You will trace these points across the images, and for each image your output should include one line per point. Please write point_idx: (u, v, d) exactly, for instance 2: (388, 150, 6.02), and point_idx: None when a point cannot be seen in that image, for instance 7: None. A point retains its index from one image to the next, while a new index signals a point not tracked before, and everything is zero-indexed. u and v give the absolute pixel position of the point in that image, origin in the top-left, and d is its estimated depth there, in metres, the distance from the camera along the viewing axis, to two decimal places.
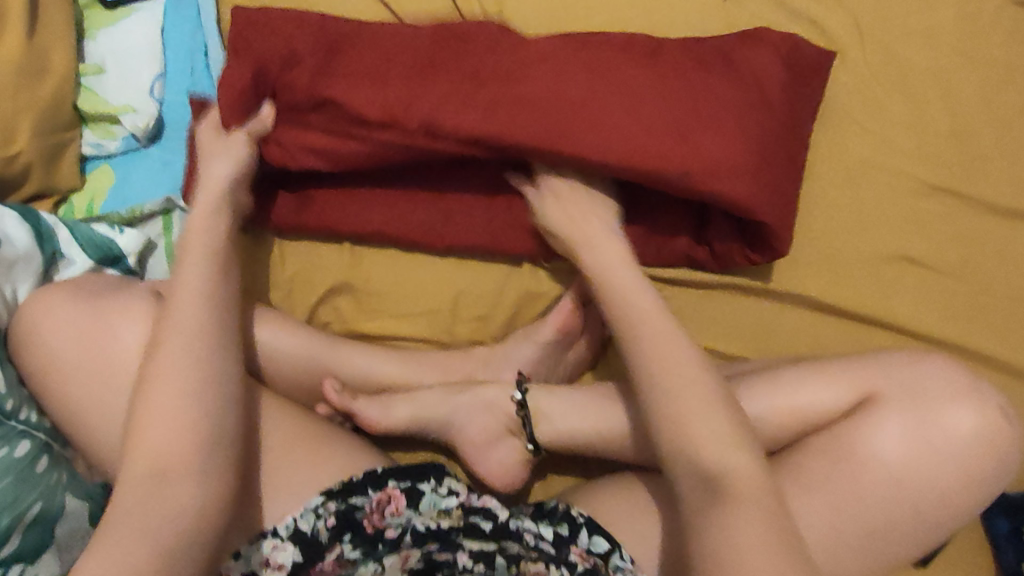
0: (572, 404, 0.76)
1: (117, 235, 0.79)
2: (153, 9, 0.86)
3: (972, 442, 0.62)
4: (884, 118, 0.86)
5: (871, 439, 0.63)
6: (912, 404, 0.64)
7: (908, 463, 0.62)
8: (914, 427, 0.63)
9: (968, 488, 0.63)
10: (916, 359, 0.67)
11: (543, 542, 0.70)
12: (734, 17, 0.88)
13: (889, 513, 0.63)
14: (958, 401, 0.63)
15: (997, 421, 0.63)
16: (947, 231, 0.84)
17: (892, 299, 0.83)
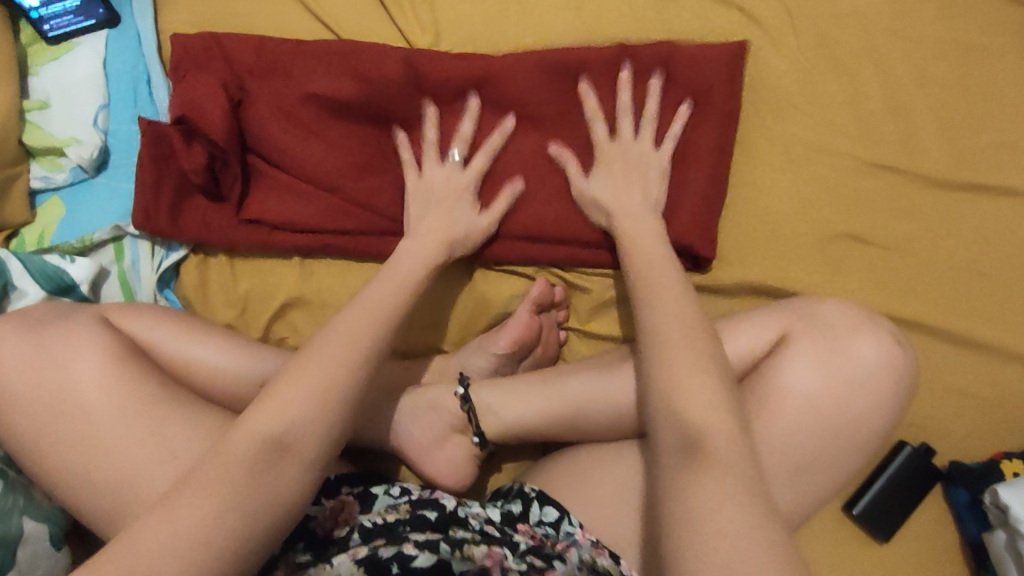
0: (514, 392, 0.79)
1: (69, 266, 0.80)
2: (96, 42, 0.88)
3: (877, 367, 0.68)
4: (819, 100, 0.86)
5: (789, 371, 0.68)
6: (821, 336, 0.70)
7: (822, 390, 0.68)
8: (823, 358, 0.68)
9: (879, 406, 0.68)
10: (820, 300, 0.74)
11: (490, 525, 0.73)
12: (663, 11, 0.89)
13: (812, 440, 0.68)
14: (861, 332, 0.70)
15: (894, 348, 0.70)
16: (888, 206, 0.84)
17: (836, 278, 0.83)
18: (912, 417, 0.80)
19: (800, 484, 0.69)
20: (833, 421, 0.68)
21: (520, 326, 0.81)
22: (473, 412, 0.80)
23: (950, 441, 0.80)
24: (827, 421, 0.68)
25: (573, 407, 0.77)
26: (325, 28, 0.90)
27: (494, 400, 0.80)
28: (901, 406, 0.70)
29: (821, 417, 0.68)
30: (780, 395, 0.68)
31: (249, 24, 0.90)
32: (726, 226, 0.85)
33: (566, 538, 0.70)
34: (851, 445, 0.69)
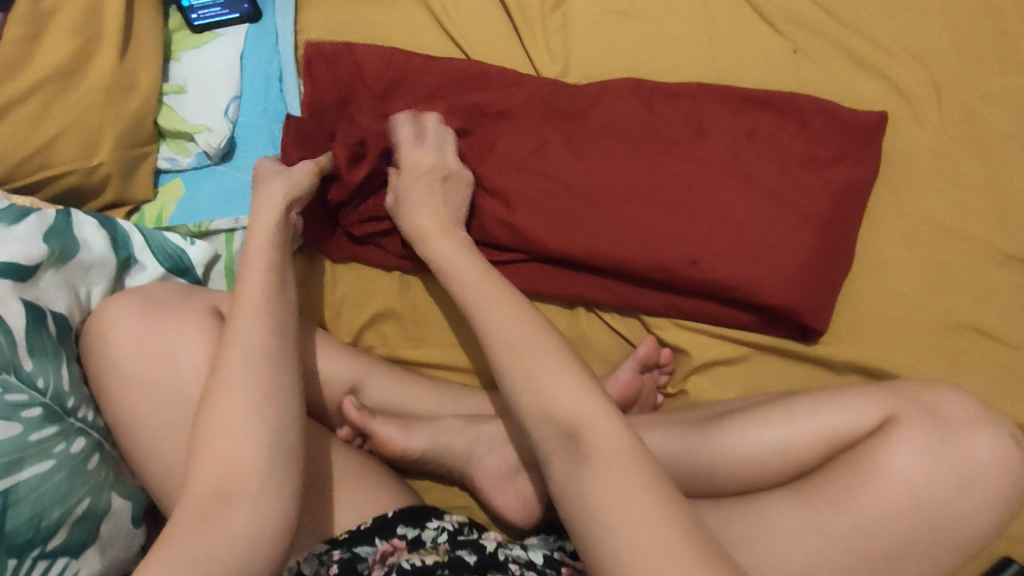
0: None
1: (188, 247, 0.82)
2: (236, 35, 0.91)
3: (990, 468, 0.63)
4: (958, 180, 0.82)
5: (891, 457, 0.64)
6: (933, 424, 0.65)
7: (927, 482, 0.62)
8: (931, 450, 0.63)
9: (986, 511, 0.63)
10: (933, 387, 0.69)
11: (532, 569, 0.70)
12: (801, 69, 0.86)
13: (909, 534, 0.62)
14: (975, 428, 0.64)
15: (1012, 451, 0.64)
16: (1019, 302, 0.79)
17: (955, 369, 0.78)
18: (1022, 532, 0.75)
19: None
20: (933, 522, 0.62)
21: (620, 383, 0.78)
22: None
23: None
24: (926, 519, 0.62)
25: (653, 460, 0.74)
26: (455, 48, 0.91)
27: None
28: (1009, 512, 0.64)
29: (921, 515, 0.62)
30: (878, 482, 0.63)
31: (382, 36, 0.92)
32: (843, 299, 0.81)
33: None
34: (953, 549, 0.63)
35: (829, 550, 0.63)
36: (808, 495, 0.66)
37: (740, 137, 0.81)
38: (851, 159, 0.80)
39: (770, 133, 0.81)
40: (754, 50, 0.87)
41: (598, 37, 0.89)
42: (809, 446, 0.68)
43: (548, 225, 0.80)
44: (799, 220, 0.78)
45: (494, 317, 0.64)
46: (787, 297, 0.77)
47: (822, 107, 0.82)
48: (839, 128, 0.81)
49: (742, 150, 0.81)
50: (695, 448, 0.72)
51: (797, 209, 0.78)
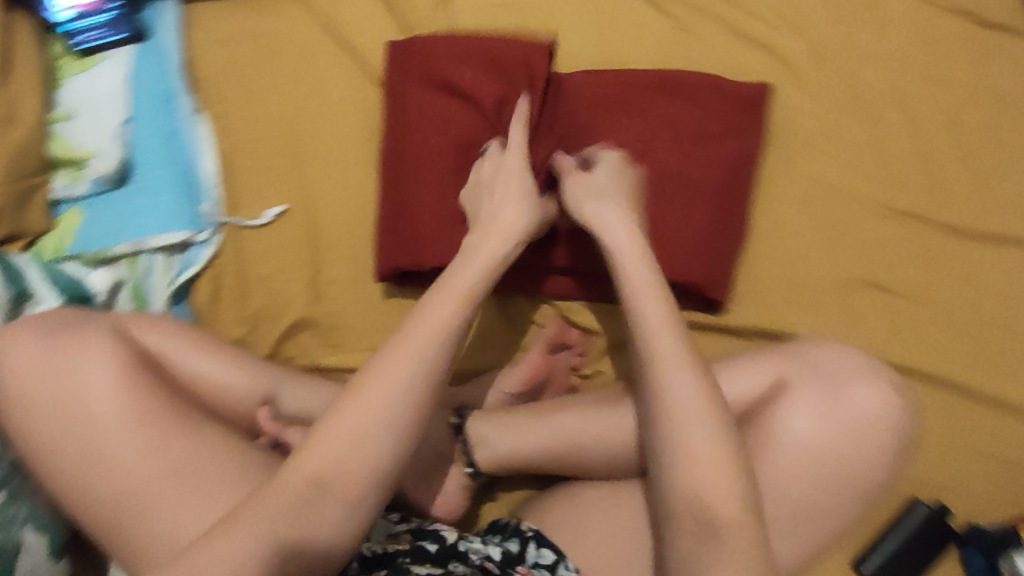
0: (511, 425, 0.78)
1: (87, 274, 0.82)
2: (124, 55, 0.89)
3: (874, 420, 0.66)
4: (845, 142, 0.84)
5: (787, 417, 0.66)
6: (820, 383, 0.67)
7: (815, 440, 0.65)
8: (821, 405, 0.66)
9: (877, 456, 0.66)
10: (823, 344, 0.71)
11: (488, 562, 0.69)
12: (688, 46, 0.88)
13: (803, 490, 0.65)
14: (859, 377, 0.67)
15: (894, 401, 0.67)
16: (910, 254, 0.82)
17: (856, 324, 0.80)
18: (928, 475, 0.78)
19: (799, 537, 0.66)
20: (830, 474, 0.65)
21: (531, 364, 0.83)
22: (467, 443, 0.78)
23: (967, 502, 0.77)
24: (822, 470, 0.65)
25: (569, 443, 0.75)
26: (349, 53, 0.91)
27: (488, 432, 0.78)
28: (897, 459, 0.67)
29: (817, 467, 0.65)
30: (776, 442, 0.66)
31: (276, 47, 0.91)
32: (746, 266, 0.83)
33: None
34: (851, 494, 0.66)
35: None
36: None
37: (635, 119, 0.83)
38: (743, 133, 0.82)
39: (663, 113, 0.83)
40: (642, 32, 0.89)
41: (489, 31, 0.90)
42: None
43: (476, 217, 0.77)
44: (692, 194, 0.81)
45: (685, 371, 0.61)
46: (684, 273, 0.79)
47: (712, 82, 0.83)
48: (728, 101, 0.82)
49: (637, 132, 0.83)
50: (607, 430, 0.74)
51: (688, 184, 0.81)
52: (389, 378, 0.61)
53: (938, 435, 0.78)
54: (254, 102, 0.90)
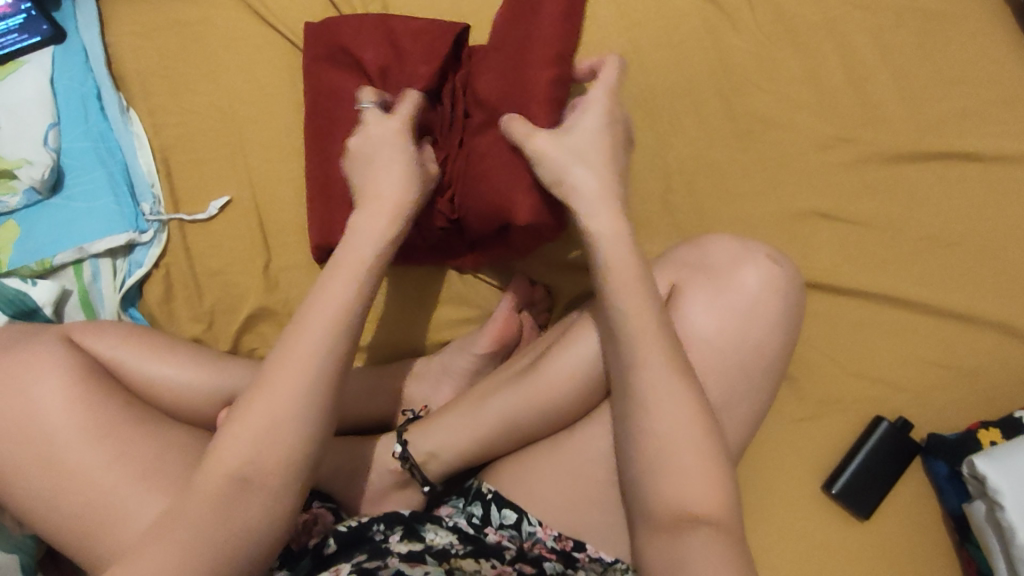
0: (448, 425, 0.73)
1: (30, 288, 0.79)
2: (43, 58, 0.87)
3: (760, 295, 0.69)
4: (780, 76, 0.85)
5: (685, 318, 0.69)
6: (706, 276, 0.70)
7: (721, 329, 0.68)
8: (713, 297, 0.69)
9: (774, 328, 0.69)
10: (701, 241, 0.74)
11: (462, 525, 0.70)
12: None
13: (725, 383, 0.68)
14: (739, 262, 0.70)
15: (773, 270, 0.70)
16: (854, 180, 0.83)
17: (807, 253, 0.82)
18: (887, 391, 0.80)
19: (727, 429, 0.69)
20: (741, 357, 0.68)
21: (499, 323, 0.81)
22: (416, 466, 0.72)
23: (926, 413, 0.80)
24: (732, 359, 0.68)
25: (506, 423, 0.72)
26: (277, 33, 0.89)
27: (432, 446, 0.72)
28: (794, 329, 0.71)
29: (726, 357, 0.68)
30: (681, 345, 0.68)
31: (199, 35, 0.89)
32: (695, 207, 0.83)
33: (529, 538, 0.69)
34: (763, 373, 0.69)
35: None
36: None
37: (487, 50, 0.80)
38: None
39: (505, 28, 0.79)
40: None
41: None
42: None
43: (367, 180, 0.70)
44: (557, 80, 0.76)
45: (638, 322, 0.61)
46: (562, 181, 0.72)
47: None
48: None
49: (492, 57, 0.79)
50: (536, 391, 0.70)
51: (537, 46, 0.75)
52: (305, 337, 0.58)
53: (893, 352, 0.80)
54: (183, 93, 0.88)
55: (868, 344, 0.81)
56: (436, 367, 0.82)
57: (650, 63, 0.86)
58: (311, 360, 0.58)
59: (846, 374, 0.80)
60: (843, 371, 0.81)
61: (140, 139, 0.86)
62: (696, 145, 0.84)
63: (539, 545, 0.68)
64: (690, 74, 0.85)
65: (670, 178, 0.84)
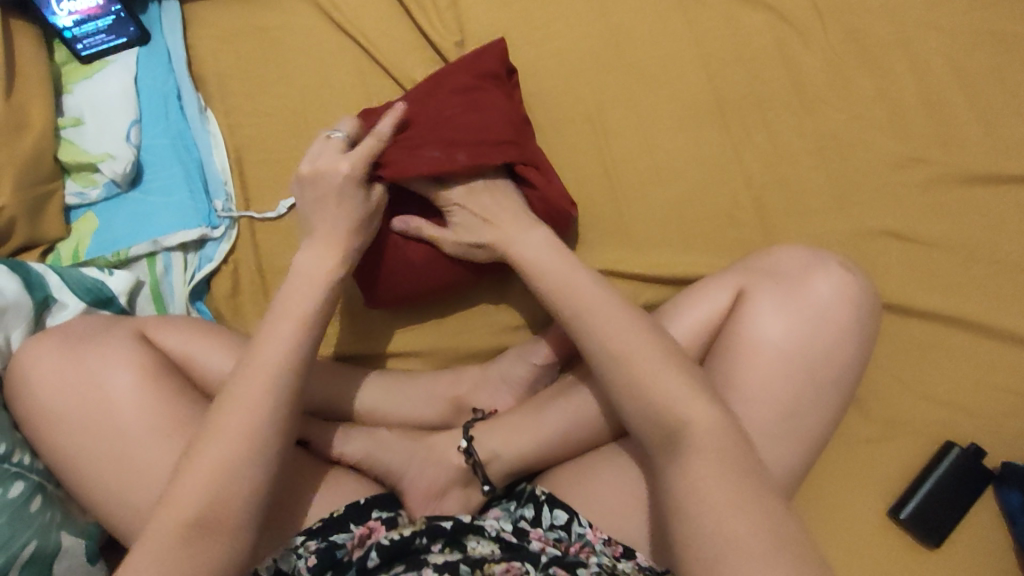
0: (512, 427, 0.75)
1: (107, 278, 0.81)
2: (128, 58, 0.90)
3: (832, 303, 0.68)
4: (852, 94, 0.85)
5: (754, 321, 0.68)
6: (774, 284, 0.70)
7: (789, 333, 0.67)
8: (782, 301, 0.69)
9: (847, 335, 0.68)
10: (769, 251, 0.75)
11: (505, 532, 0.69)
12: (689, 10, 0.88)
13: (794, 388, 0.67)
14: (811, 270, 0.70)
15: (847, 279, 0.70)
16: (926, 201, 0.82)
17: (878, 272, 0.81)
18: (957, 416, 0.78)
19: (791, 440, 0.67)
20: (809, 363, 0.67)
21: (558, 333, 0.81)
22: (478, 464, 0.73)
23: (999, 441, 0.77)
24: (801, 363, 0.67)
25: (568, 429, 0.74)
26: (352, 40, 0.91)
27: (496, 444, 0.74)
28: (867, 341, 0.70)
29: (795, 362, 0.67)
30: (749, 346, 0.68)
31: (277, 41, 0.92)
32: (762, 222, 0.83)
33: (578, 540, 0.68)
34: (833, 383, 0.68)
35: None
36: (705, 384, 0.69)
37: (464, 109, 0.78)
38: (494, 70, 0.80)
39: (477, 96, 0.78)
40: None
41: (491, 6, 0.90)
42: (689, 339, 0.71)
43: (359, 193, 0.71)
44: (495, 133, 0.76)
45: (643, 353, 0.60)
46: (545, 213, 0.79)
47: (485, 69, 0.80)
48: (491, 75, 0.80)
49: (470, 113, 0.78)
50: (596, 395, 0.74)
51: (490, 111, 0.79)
52: (266, 358, 0.62)
53: (964, 377, 0.78)
54: (259, 96, 0.90)
55: (939, 368, 0.79)
56: (494, 376, 0.82)
57: (720, 78, 0.86)
58: (277, 370, 0.61)
59: (915, 397, 0.79)
60: (912, 395, 0.79)
61: (216, 138, 0.89)
62: (764, 160, 0.84)
63: (588, 547, 0.67)
64: (760, 90, 0.86)
65: (737, 192, 0.83)
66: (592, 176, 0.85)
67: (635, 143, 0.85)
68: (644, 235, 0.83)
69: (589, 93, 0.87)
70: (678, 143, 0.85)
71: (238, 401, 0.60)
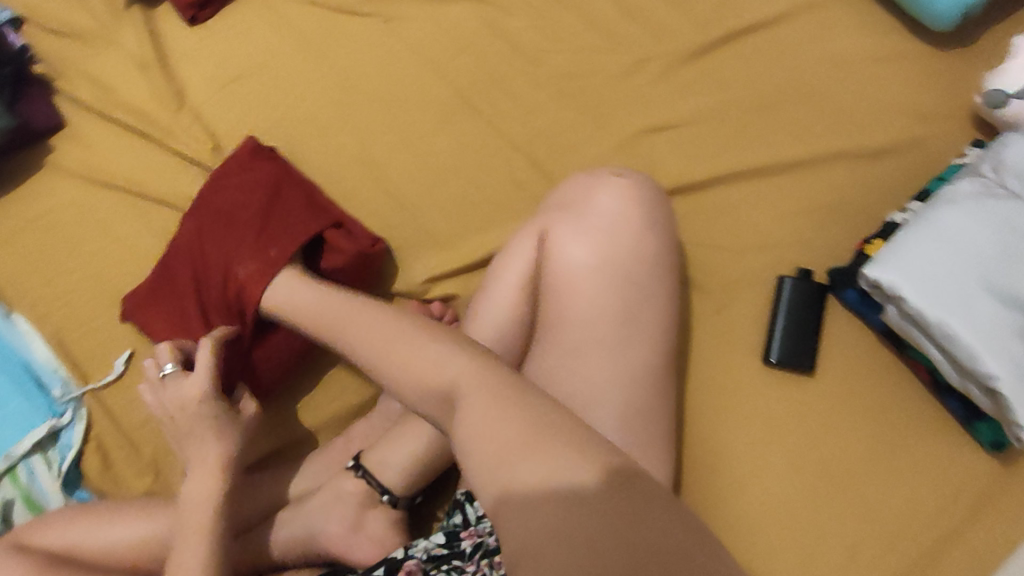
0: (391, 436, 0.76)
1: None
2: None
3: (618, 209, 0.75)
4: (564, 34, 0.93)
5: (560, 254, 0.73)
6: (565, 215, 0.75)
7: (592, 249, 0.72)
8: (578, 225, 0.74)
9: (642, 233, 0.74)
10: (556, 190, 0.80)
11: (437, 548, 0.68)
12: (401, 30, 0.95)
13: (619, 293, 0.71)
14: (594, 189, 0.76)
15: (622, 185, 0.77)
16: (665, 91, 0.90)
17: (655, 167, 0.87)
18: (777, 252, 0.84)
19: (638, 337, 0.71)
20: (620, 266, 0.72)
21: None
22: (375, 479, 0.74)
23: (820, 255, 0.83)
24: (613, 269, 0.72)
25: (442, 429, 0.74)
26: (121, 190, 0.94)
27: (380, 456, 0.75)
28: (661, 226, 0.76)
29: (607, 270, 0.72)
30: (565, 276, 0.72)
31: (53, 223, 0.94)
32: (541, 173, 0.88)
33: None
34: (650, 273, 0.73)
35: (583, 348, 0.70)
36: (547, 328, 0.73)
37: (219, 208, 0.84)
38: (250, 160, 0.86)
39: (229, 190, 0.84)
40: (357, 41, 0.96)
41: (231, 106, 0.95)
42: (516, 299, 0.75)
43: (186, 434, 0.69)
44: (252, 243, 0.78)
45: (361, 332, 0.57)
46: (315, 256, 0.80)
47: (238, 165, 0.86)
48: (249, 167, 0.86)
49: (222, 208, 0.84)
50: None
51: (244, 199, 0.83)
52: (192, 541, 0.65)
53: (766, 217, 0.85)
54: (57, 278, 0.92)
55: (742, 220, 0.85)
56: (377, 419, 0.83)
57: (452, 72, 0.93)
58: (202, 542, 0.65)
59: (737, 255, 0.84)
60: (734, 253, 0.85)
61: (30, 334, 0.89)
62: (520, 120, 0.90)
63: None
64: (489, 66, 0.93)
65: (509, 158, 0.89)
66: (383, 203, 0.89)
67: (405, 159, 0.90)
68: (449, 232, 0.88)
69: (347, 136, 0.92)
70: (442, 142, 0.90)
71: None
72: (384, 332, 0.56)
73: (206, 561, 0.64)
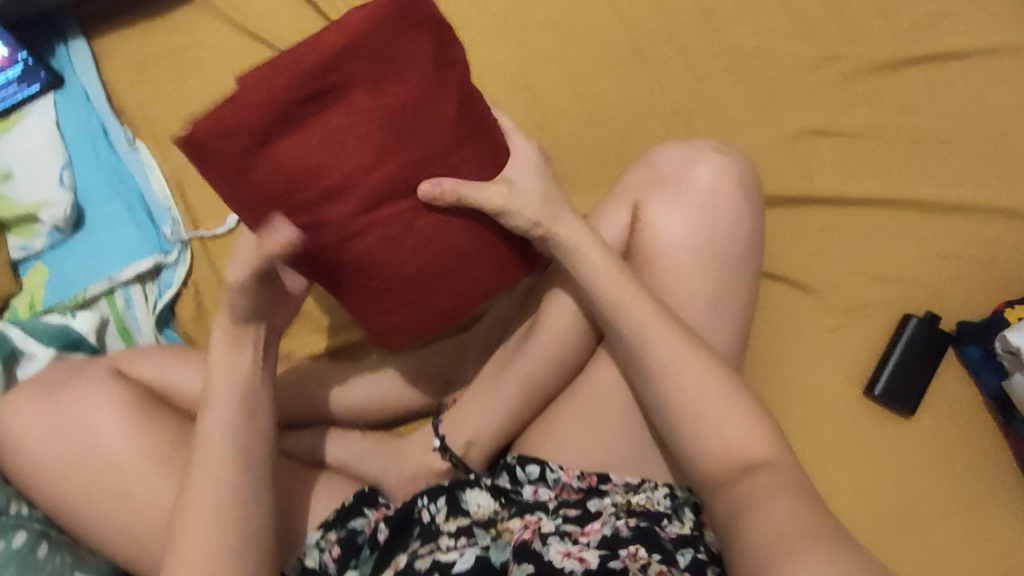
0: (485, 408, 0.75)
1: (72, 320, 0.81)
2: (46, 104, 0.88)
3: (716, 187, 0.72)
4: (756, 10, 0.88)
5: (655, 229, 0.71)
6: (660, 186, 0.72)
7: (690, 226, 0.70)
8: (676, 202, 0.71)
9: (741, 216, 0.72)
10: (646, 154, 0.76)
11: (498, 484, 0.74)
12: None
13: (712, 275, 0.70)
14: (692, 163, 0.73)
15: (723, 162, 0.73)
16: (844, 96, 0.86)
17: (811, 171, 0.85)
18: (910, 290, 0.82)
19: (725, 324, 0.71)
20: (714, 249, 0.70)
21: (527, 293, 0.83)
22: (457, 459, 0.75)
23: (950, 306, 0.82)
24: (710, 252, 0.70)
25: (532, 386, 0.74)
26: (266, 46, 0.92)
27: (469, 433, 0.75)
28: (757, 213, 0.74)
29: (704, 253, 0.70)
30: (661, 254, 0.70)
31: (192, 60, 0.92)
32: None
33: (557, 483, 0.72)
34: (743, 259, 0.71)
35: None
36: None
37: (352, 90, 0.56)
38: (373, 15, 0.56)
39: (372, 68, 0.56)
40: None
41: None
42: None
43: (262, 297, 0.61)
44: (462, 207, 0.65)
45: (630, 313, 0.64)
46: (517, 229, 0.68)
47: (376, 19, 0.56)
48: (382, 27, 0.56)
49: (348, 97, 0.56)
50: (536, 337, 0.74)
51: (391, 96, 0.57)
52: (219, 404, 0.61)
53: (909, 252, 0.83)
54: (185, 117, 0.90)
55: (885, 248, 0.83)
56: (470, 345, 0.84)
57: (632, 16, 0.89)
58: (231, 409, 0.61)
59: (869, 280, 0.82)
60: (867, 278, 0.82)
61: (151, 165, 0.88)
62: (686, 87, 0.87)
63: (567, 489, 0.72)
64: (669, 21, 0.89)
65: (667, 122, 0.86)
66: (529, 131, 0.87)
67: (563, 93, 0.87)
68: (588, 179, 0.86)
69: (508, 54, 0.89)
70: (603, 87, 0.87)
71: (211, 446, 0.60)
72: (649, 320, 0.63)
73: (236, 430, 0.61)
